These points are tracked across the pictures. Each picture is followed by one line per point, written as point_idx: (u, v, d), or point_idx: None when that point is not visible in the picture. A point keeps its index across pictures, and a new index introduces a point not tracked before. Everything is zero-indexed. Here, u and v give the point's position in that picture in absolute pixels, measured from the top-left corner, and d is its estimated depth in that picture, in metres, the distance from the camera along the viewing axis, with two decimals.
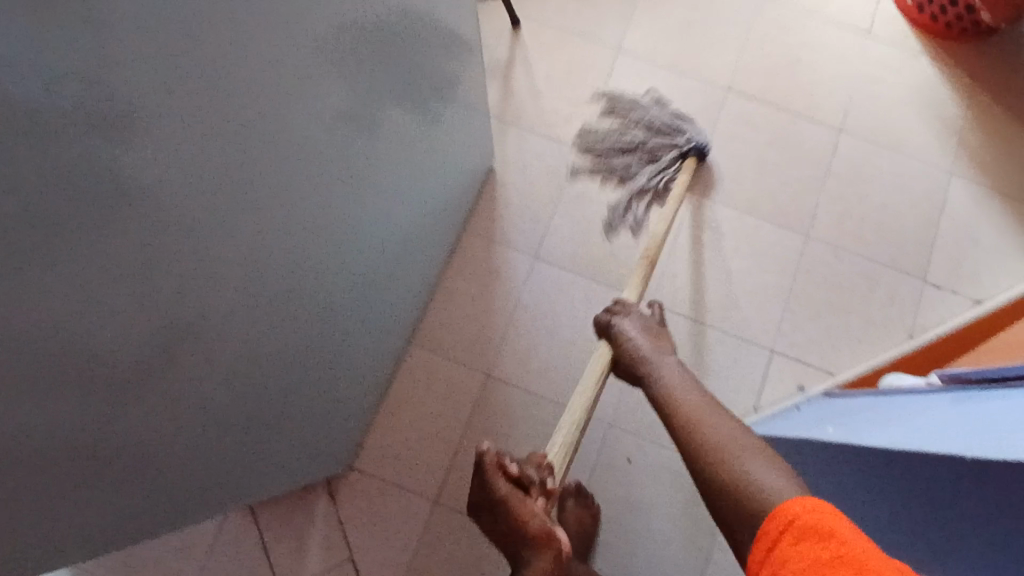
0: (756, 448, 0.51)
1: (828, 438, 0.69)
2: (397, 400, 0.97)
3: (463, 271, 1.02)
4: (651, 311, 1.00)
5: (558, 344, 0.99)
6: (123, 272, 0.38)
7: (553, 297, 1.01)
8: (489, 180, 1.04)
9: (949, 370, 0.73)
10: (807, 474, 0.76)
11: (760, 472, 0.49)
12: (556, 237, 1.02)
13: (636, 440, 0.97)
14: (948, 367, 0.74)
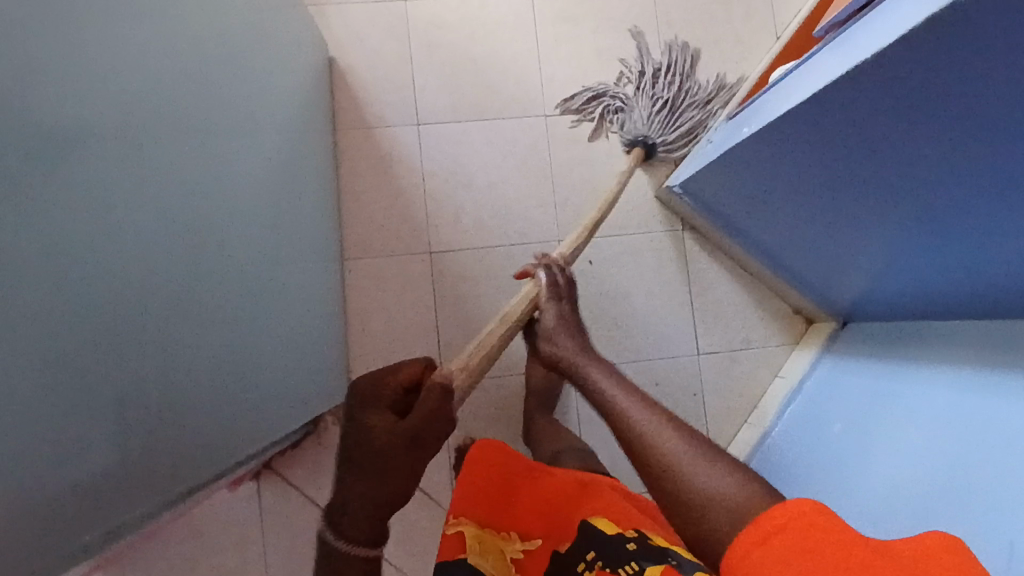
0: (723, 460, 0.47)
1: (767, 129, 0.73)
2: (359, 314, 0.96)
3: (357, 169, 0.98)
4: (547, 120, 1.00)
5: (479, 191, 0.99)
6: (74, 260, 0.36)
7: (453, 151, 0.98)
8: (334, 67, 0.97)
9: (823, 25, 0.78)
10: (768, 180, 0.81)
11: (712, 481, 0.46)
12: (427, 94, 0.99)
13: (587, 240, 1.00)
14: (821, 24, 0.79)
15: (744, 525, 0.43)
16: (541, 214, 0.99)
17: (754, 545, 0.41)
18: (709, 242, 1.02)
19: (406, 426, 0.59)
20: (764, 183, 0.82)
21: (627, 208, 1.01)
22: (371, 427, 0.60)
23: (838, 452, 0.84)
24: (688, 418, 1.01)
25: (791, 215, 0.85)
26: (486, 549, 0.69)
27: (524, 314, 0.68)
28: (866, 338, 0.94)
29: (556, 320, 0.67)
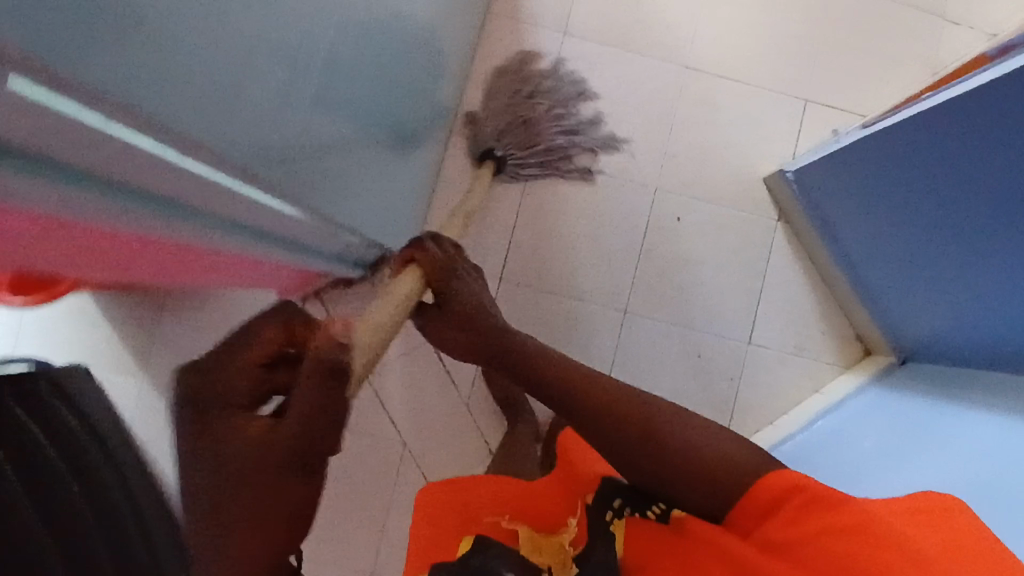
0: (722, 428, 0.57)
1: (904, 125, 0.71)
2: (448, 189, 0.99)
3: (494, 55, 1.00)
4: (685, 73, 1.01)
5: (598, 116, 1.00)
6: None
7: (587, 71, 1.00)
8: None
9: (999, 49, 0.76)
10: (879, 194, 0.80)
11: (723, 437, 0.56)
12: (583, 9, 1.00)
13: (682, 200, 1.01)
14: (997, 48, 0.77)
15: (738, 503, 0.54)
16: (647, 159, 1.00)
17: (757, 518, 0.53)
18: (799, 243, 1.01)
19: (289, 441, 0.40)
20: (878, 188, 0.81)
21: (732, 182, 1.01)
22: (236, 429, 0.40)
23: (848, 471, 0.85)
24: (717, 400, 1.01)
25: (888, 235, 0.84)
26: (542, 546, 0.68)
27: (418, 292, 0.61)
28: (920, 377, 0.92)
29: (447, 302, 0.63)
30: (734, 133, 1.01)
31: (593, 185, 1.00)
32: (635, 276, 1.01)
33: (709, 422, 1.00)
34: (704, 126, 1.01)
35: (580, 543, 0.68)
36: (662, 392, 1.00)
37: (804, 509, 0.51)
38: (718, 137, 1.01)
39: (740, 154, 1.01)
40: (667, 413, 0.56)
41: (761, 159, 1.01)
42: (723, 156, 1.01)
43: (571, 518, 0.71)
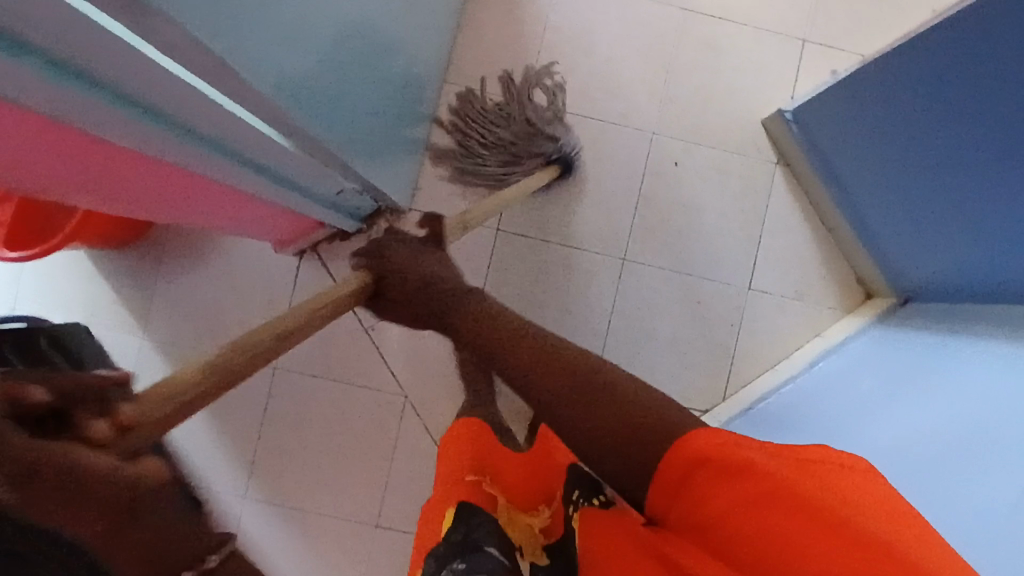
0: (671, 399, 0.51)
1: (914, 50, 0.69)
2: (443, 139, 0.98)
3: (488, 1, 0.99)
4: (682, 16, 0.99)
5: (594, 62, 0.99)
6: None
7: (582, 15, 0.99)
8: None
9: None
10: (881, 136, 0.80)
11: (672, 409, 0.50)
12: None
13: (680, 145, 1.00)
14: None
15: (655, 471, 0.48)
16: (645, 104, 0.99)
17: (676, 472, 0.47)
18: (799, 187, 1.00)
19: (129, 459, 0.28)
20: (881, 122, 0.79)
21: (730, 127, 1.00)
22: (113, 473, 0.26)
23: (851, 418, 0.83)
24: (718, 347, 1.00)
25: (888, 174, 0.84)
26: (514, 522, 0.63)
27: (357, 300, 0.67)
28: (921, 317, 0.92)
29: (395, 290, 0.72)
30: (733, 76, 1.00)
31: (590, 132, 0.99)
32: (633, 224, 1.00)
33: (709, 368, 1.00)
34: (702, 69, 1.00)
35: (553, 534, 0.64)
36: (662, 340, 1.00)
37: (708, 482, 0.45)
38: (716, 81, 1.00)
39: (739, 98, 1.00)
40: (651, 397, 0.51)
41: (760, 102, 1.00)
42: (721, 100, 1.00)
43: (544, 507, 0.67)
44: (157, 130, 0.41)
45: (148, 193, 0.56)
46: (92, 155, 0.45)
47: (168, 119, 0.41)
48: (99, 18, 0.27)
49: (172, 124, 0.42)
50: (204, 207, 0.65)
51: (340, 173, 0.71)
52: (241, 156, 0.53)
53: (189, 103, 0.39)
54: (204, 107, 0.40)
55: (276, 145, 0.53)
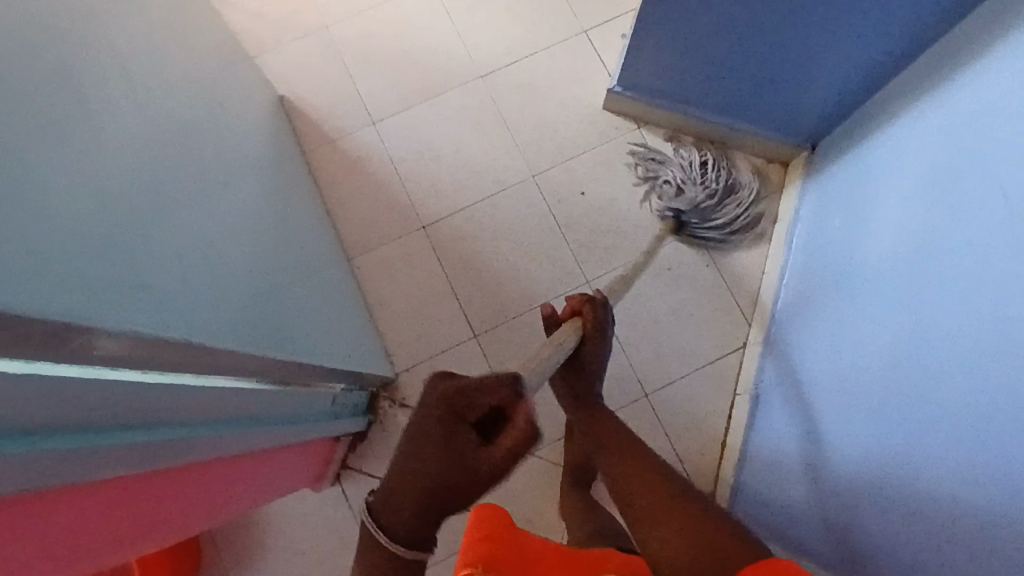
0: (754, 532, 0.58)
1: None
2: (380, 301, 1.03)
3: (336, 177, 1.06)
4: (485, 80, 1.10)
5: (448, 159, 1.07)
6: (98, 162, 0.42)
7: (414, 135, 1.08)
8: (283, 101, 1.07)
9: None
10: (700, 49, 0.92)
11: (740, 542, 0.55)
12: (374, 95, 1.09)
13: (560, 168, 1.08)
14: None
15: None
16: (510, 159, 1.08)
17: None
18: (667, 130, 1.09)
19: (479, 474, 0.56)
20: (685, 30, 0.89)
21: (583, 128, 1.09)
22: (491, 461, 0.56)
23: (828, 278, 0.89)
24: (711, 289, 1.05)
25: (721, 64, 0.94)
26: None
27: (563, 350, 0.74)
28: (831, 148, 0.99)
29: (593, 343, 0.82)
30: (556, 91, 1.09)
31: (487, 210, 1.06)
32: (573, 251, 1.05)
33: (717, 309, 1.04)
34: (531, 104, 1.09)
35: None
36: (665, 317, 1.04)
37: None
38: (548, 103, 1.09)
39: (573, 102, 1.09)
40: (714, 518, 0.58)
41: (591, 94, 1.09)
42: (562, 113, 1.09)
43: None
44: (152, 446, 0.44)
45: (196, 493, 0.57)
46: (138, 491, 0.46)
47: (163, 423, 0.45)
48: (32, 367, 0.31)
49: (167, 427, 0.46)
50: (236, 492, 0.66)
51: (312, 384, 0.74)
52: (232, 419, 0.55)
53: (162, 396, 0.44)
54: (170, 394, 0.45)
55: (248, 387, 0.57)
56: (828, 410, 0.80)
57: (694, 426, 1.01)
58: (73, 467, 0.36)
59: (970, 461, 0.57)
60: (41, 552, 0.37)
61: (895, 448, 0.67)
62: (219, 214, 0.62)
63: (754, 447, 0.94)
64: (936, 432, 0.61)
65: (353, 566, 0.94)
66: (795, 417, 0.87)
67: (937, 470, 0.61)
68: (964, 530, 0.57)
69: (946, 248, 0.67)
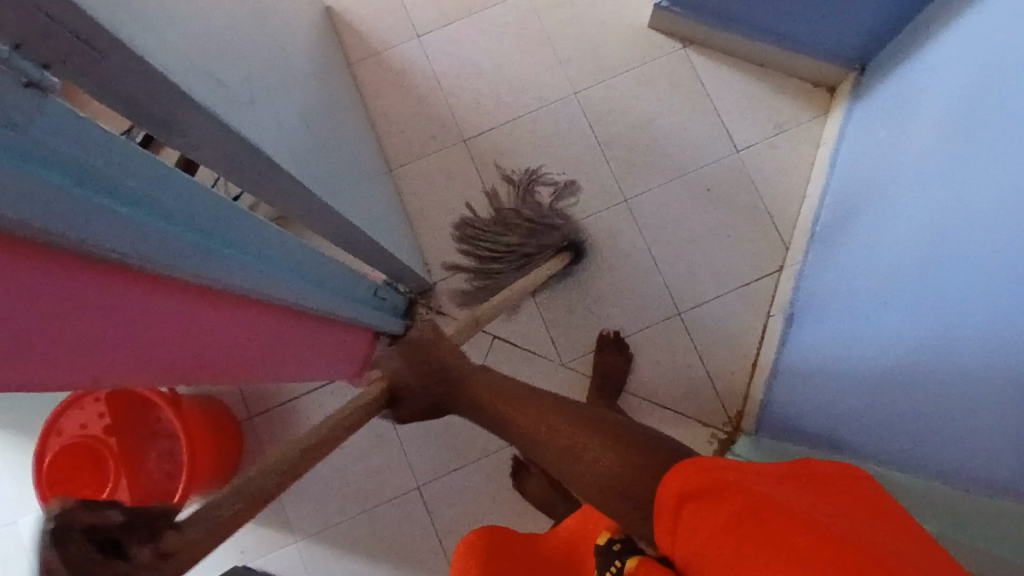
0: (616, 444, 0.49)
1: None
2: (421, 211, 1.05)
3: (379, 89, 1.08)
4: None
5: (490, 75, 1.08)
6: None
7: (458, 50, 1.09)
8: (332, 10, 1.09)
9: None
10: None
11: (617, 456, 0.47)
12: (420, 10, 1.10)
13: (601, 87, 1.08)
14: None
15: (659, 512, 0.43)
16: (551, 77, 1.08)
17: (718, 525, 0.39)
18: (712, 52, 1.08)
19: None
20: None
21: (627, 47, 1.08)
22: None
23: (873, 190, 0.87)
24: (749, 212, 1.05)
25: None
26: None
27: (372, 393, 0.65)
28: (879, 70, 0.97)
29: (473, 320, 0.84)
30: (600, 9, 1.09)
31: (528, 126, 1.07)
32: (611, 169, 1.06)
33: (755, 232, 1.04)
34: (574, 22, 1.09)
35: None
36: (701, 237, 1.04)
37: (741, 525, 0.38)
38: (592, 22, 1.09)
39: (617, 20, 1.09)
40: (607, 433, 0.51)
41: (636, 12, 1.09)
42: (607, 31, 1.09)
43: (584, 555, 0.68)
44: (231, 267, 0.47)
45: (247, 345, 0.59)
46: (194, 322, 0.49)
47: (231, 243, 0.48)
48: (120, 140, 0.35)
49: (236, 250, 0.48)
50: (277, 367, 0.70)
51: (349, 271, 0.78)
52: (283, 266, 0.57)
53: (223, 210, 0.46)
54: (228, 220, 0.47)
55: (292, 246, 0.61)
56: (859, 330, 0.80)
57: (725, 345, 1.02)
58: (161, 249, 0.38)
59: (1002, 342, 0.56)
60: (113, 333, 0.40)
61: (931, 336, 0.66)
62: (282, 81, 0.65)
63: (784, 362, 0.94)
64: (967, 321, 0.61)
65: (386, 462, 0.98)
66: (830, 326, 0.87)
67: (969, 350, 0.60)
68: (987, 407, 0.57)
69: (989, 141, 0.65)
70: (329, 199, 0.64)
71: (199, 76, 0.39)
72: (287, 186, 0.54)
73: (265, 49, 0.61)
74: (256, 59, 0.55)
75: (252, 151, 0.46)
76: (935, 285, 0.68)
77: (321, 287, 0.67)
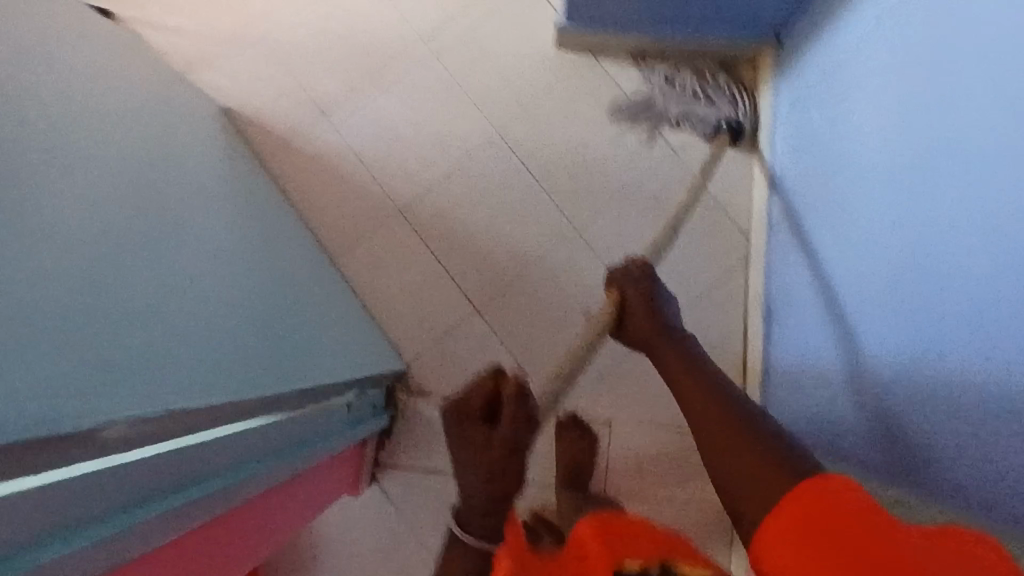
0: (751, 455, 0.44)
1: None
2: (376, 295, 1.01)
3: (300, 181, 1.03)
4: (427, 45, 1.05)
5: (408, 137, 1.03)
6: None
7: (368, 120, 1.04)
8: (230, 112, 1.04)
9: None
10: None
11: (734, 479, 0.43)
12: (319, 88, 1.05)
13: (524, 121, 1.03)
14: None
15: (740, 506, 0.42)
16: (470, 123, 1.03)
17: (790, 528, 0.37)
18: (626, 56, 1.04)
19: None
20: None
21: (539, 73, 1.04)
22: None
23: (818, 174, 0.82)
24: (702, 211, 1.02)
25: None
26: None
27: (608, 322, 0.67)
28: (795, 41, 0.94)
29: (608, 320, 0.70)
30: (503, 41, 1.04)
31: (460, 179, 1.03)
32: (555, 203, 1.02)
33: (713, 230, 1.02)
34: (480, 59, 1.04)
35: None
36: (661, 249, 1.02)
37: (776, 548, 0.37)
38: (498, 56, 1.04)
39: (523, 47, 1.04)
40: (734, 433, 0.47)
41: (539, 34, 1.04)
42: (515, 61, 1.04)
43: None
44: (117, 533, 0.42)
45: (212, 540, 0.59)
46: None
47: (155, 493, 0.47)
48: None
49: (161, 496, 0.48)
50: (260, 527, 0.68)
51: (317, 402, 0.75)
52: (232, 465, 0.57)
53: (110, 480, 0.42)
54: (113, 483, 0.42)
55: (232, 433, 0.57)
56: (834, 333, 0.75)
57: (712, 351, 1.00)
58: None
59: (974, 376, 0.49)
60: None
61: (902, 353, 0.60)
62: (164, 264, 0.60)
63: (776, 363, 0.93)
64: (934, 340, 0.54)
65: (407, 557, 0.96)
66: (808, 326, 0.83)
67: (920, 384, 0.57)
68: (953, 451, 0.53)
69: (915, 126, 0.56)
70: (230, 376, 0.60)
71: (5, 392, 0.35)
72: (176, 402, 0.50)
73: (126, 244, 0.56)
74: (108, 272, 0.51)
75: (104, 416, 0.41)
76: (891, 293, 0.62)
77: (268, 448, 0.63)
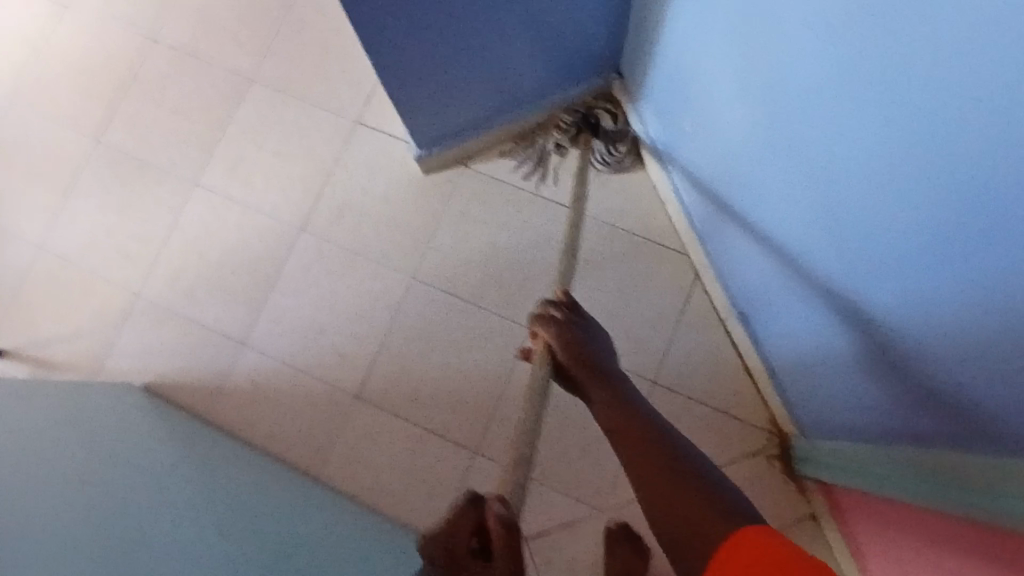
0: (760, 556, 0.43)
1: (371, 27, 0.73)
2: (377, 489, 0.96)
3: (251, 417, 0.99)
4: (308, 231, 1.03)
5: (331, 324, 1.00)
6: None
7: (287, 328, 1.01)
8: (156, 389, 0.99)
9: None
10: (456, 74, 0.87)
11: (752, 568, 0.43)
12: (229, 322, 1.01)
13: (430, 253, 1.01)
14: None
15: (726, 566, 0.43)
16: (383, 280, 1.01)
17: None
18: (491, 151, 1.04)
19: None
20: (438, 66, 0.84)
21: (423, 203, 1.02)
22: None
23: (721, 176, 0.81)
24: (635, 250, 1.00)
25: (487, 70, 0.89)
26: None
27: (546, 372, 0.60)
28: (633, 66, 0.94)
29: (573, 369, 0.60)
30: (375, 192, 1.03)
31: (399, 337, 0.99)
32: (498, 312, 0.99)
33: (654, 261, 1.00)
34: (362, 218, 1.02)
35: None
36: (617, 304, 0.99)
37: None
38: (377, 207, 1.02)
39: (396, 188, 1.03)
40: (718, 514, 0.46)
41: (405, 169, 1.03)
42: (395, 204, 1.02)
43: None
44: None
45: None
46: None
47: None
48: None
49: None
50: None
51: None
52: None
53: None
54: None
55: None
56: (819, 313, 0.72)
57: (713, 373, 0.96)
58: None
59: (976, 296, 0.46)
60: None
61: (896, 306, 0.57)
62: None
63: (773, 356, 0.89)
64: (919, 277, 0.52)
65: None
66: (789, 316, 0.80)
67: (962, 361, 0.52)
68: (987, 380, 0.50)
69: (803, 99, 0.57)
70: None
71: None
72: None
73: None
74: None
75: None
76: (856, 254, 0.60)
77: None
